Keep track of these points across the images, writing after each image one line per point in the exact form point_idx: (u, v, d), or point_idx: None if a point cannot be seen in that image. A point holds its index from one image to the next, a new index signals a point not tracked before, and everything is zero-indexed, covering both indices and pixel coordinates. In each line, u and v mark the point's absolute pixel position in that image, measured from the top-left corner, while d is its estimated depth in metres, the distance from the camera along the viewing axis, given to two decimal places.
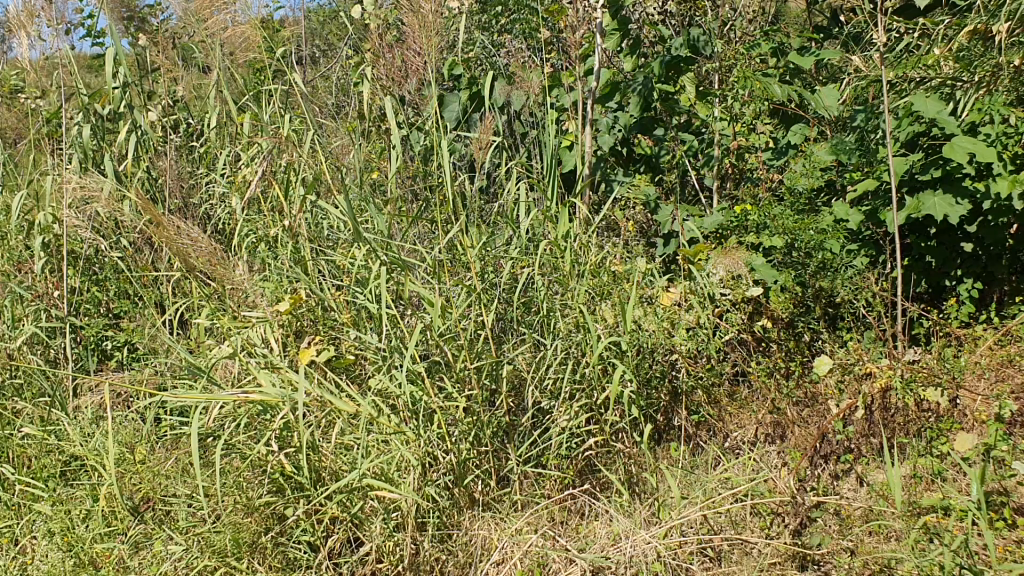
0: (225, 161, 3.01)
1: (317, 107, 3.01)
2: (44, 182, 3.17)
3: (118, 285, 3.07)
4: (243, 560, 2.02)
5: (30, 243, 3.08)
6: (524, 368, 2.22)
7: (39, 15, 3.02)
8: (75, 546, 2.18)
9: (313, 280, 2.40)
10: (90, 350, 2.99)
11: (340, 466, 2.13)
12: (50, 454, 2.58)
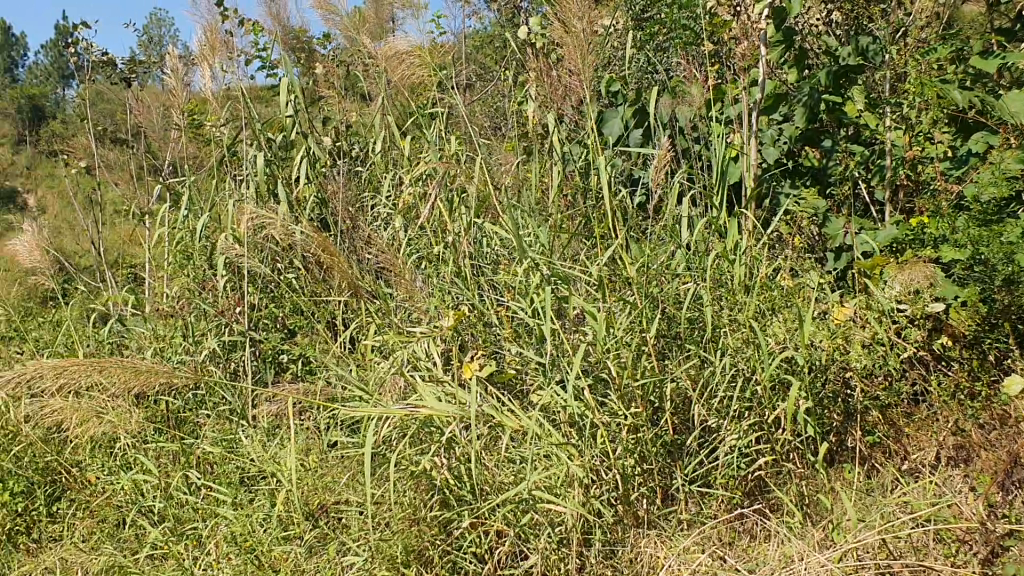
0: (392, 182, 3.13)
1: (480, 128, 3.09)
2: (224, 206, 3.37)
3: (294, 302, 3.23)
4: (412, 567, 2.09)
5: (213, 263, 3.29)
6: (690, 385, 2.18)
7: (219, 51, 3.23)
8: (256, 549, 2.29)
9: (476, 296, 2.44)
10: (268, 363, 3.15)
11: (505, 480, 2.16)
12: (231, 462, 2.73)
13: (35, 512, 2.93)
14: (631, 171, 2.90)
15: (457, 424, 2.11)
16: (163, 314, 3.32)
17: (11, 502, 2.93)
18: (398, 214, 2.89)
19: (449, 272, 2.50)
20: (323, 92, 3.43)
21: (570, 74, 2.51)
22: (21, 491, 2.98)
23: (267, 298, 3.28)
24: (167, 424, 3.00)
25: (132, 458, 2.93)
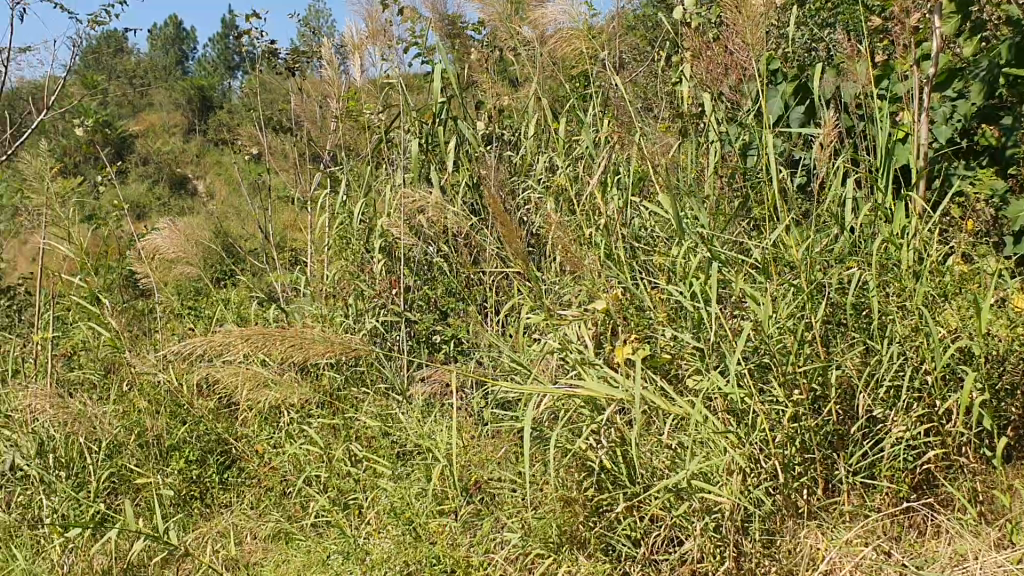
0: (545, 164, 3.13)
1: (635, 109, 3.05)
2: (381, 189, 3.45)
3: (448, 283, 3.30)
4: (566, 548, 2.11)
5: (371, 245, 3.39)
6: (856, 374, 2.09)
7: (376, 37, 3.32)
8: (414, 521, 2.37)
9: (631, 278, 2.41)
10: (422, 343, 3.22)
11: (660, 464, 2.13)
12: (389, 436, 2.83)
13: (208, 479, 3.22)
14: (791, 151, 2.80)
15: (621, 411, 2.00)
16: (325, 294, 3.46)
17: (187, 469, 3.25)
18: (550, 196, 2.89)
19: (603, 251, 2.45)
20: (476, 76, 3.46)
21: (731, 51, 2.43)
22: (196, 459, 3.29)
23: (422, 279, 3.36)
24: (328, 399, 3.14)
25: (297, 430, 3.10)
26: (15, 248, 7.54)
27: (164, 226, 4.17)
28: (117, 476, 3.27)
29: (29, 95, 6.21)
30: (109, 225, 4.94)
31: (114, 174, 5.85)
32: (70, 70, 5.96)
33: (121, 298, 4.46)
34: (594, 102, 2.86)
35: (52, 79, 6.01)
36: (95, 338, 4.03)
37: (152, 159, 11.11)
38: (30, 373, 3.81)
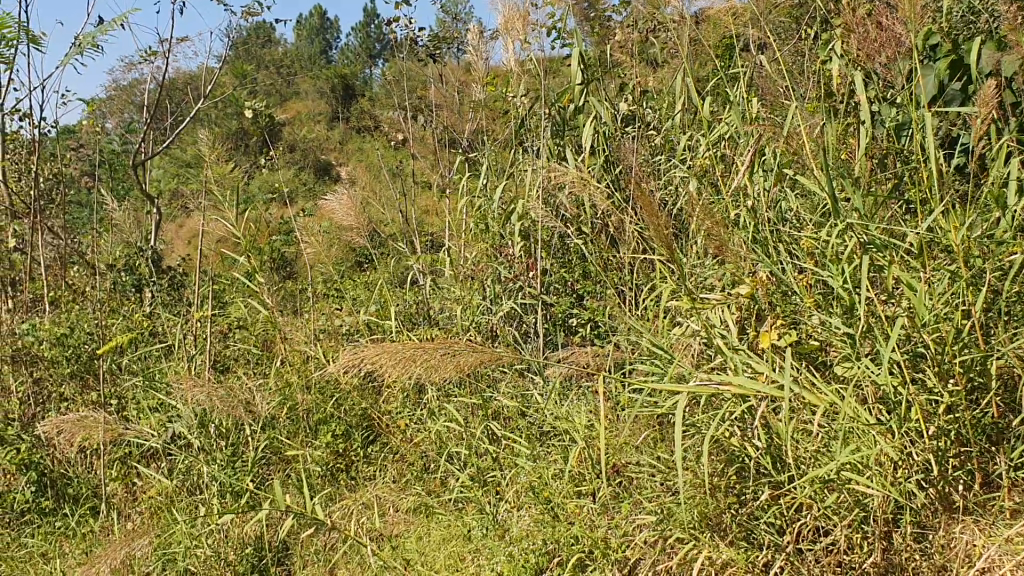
0: (686, 146, 3.08)
1: (780, 89, 2.96)
2: (520, 173, 3.48)
3: (585, 267, 3.30)
4: (706, 532, 2.10)
5: (510, 228, 3.43)
6: (1019, 365, 1.97)
7: (519, 21, 3.33)
8: (552, 500, 2.41)
9: (776, 261, 2.34)
10: (559, 326, 3.24)
11: (804, 453, 2.09)
12: (528, 417, 2.87)
13: (353, 452, 3.45)
14: (950, 129, 2.65)
15: (780, 407, 1.89)
16: (464, 277, 3.52)
17: (334, 442, 3.46)
18: (691, 178, 2.84)
19: (746, 236, 2.38)
20: (617, 57, 3.42)
21: (886, 27, 2.33)
22: (343, 433, 3.52)
23: (560, 262, 3.38)
24: (467, 378, 3.21)
25: (438, 408, 3.20)
26: (178, 231, 8.01)
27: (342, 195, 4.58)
28: (270, 447, 3.48)
29: (188, 85, 6.54)
30: (260, 210, 5.18)
31: (265, 161, 6.12)
32: (225, 60, 6.25)
33: (271, 279, 4.68)
34: (738, 83, 2.79)
35: (208, 70, 6.31)
36: (250, 317, 4.26)
37: (301, 147, 11.56)
38: (191, 349, 4.06)
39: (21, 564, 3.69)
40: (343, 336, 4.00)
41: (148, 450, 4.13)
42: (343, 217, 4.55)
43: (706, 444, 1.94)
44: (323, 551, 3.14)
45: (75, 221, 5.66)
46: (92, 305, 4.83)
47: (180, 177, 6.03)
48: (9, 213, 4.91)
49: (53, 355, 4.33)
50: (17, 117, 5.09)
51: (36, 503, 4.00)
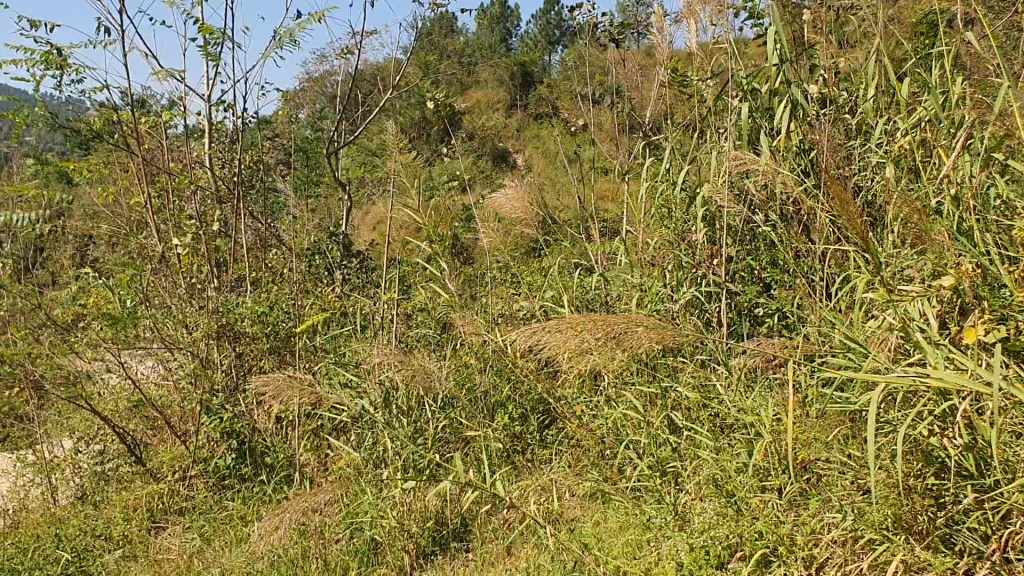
0: (883, 130, 2.91)
1: (992, 67, 2.75)
2: (704, 158, 3.40)
3: (771, 254, 3.19)
4: (901, 536, 1.99)
5: (692, 215, 3.37)
6: None
7: (707, 3, 3.26)
8: (735, 494, 2.36)
9: (983, 250, 2.17)
10: (743, 315, 3.16)
11: (1014, 457, 1.93)
12: (709, 408, 2.83)
13: (530, 435, 3.55)
14: None
15: (984, 402, 1.75)
16: (644, 264, 3.51)
17: (510, 425, 3.57)
18: (886, 164, 2.69)
19: (950, 224, 2.23)
20: (808, 37, 3.27)
21: None
22: (519, 416, 3.62)
23: (744, 250, 3.29)
24: (646, 367, 3.19)
25: (615, 395, 3.20)
26: (366, 217, 8.37)
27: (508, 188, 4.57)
28: (450, 427, 3.60)
29: (376, 76, 6.81)
30: (442, 196, 5.33)
31: (447, 149, 6.28)
32: (411, 52, 6.44)
33: (451, 264, 4.81)
34: (943, 60, 2.62)
35: (395, 61, 6.53)
36: (431, 300, 4.39)
37: (483, 136, 11.79)
38: (376, 330, 4.25)
39: (225, 523, 4.03)
40: (521, 321, 4.06)
41: (337, 424, 4.36)
42: (510, 210, 4.53)
43: (901, 438, 1.83)
44: (501, 530, 3.24)
45: (273, 206, 6.04)
46: (288, 286, 5.16)
47: (368, 165, 6.29)
48: (216, 199, 5.30)
49: (254, 331, 4.65)
50: (222, 108, 5.47)
51: (236, 469, 4.44)
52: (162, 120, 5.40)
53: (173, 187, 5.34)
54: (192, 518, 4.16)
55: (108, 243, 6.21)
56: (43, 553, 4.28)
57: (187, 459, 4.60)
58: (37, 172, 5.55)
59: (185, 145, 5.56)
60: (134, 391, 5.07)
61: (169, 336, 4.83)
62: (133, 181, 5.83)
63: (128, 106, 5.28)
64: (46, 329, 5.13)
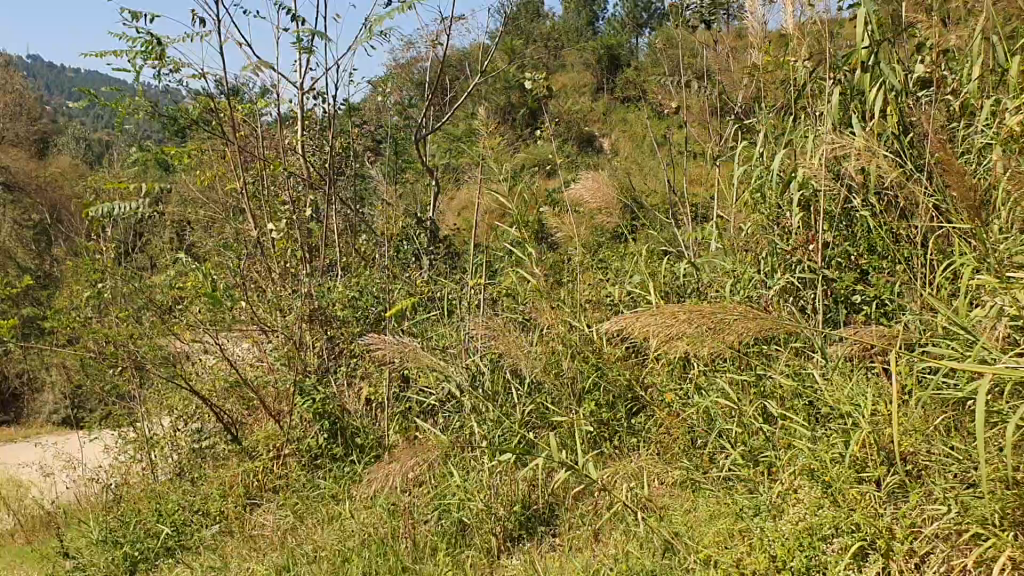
0: (989, 111, 2.79)
1: None
2: (798, 142, 3.32)
3: (869, 240, 3.09)
4: (1008, 532, 1.91)
5: (786, 200, 3.29)
6: None
7: None
8: (832, 485, 2.31)
9: None
10: (840, 303, 3.08)
11: None
12: (804, 397, 2.77)
13: (618, 422, 3.53)
14: None
15: None
16: (737, 250, 3.45)
17: (598, 412, 3.57)
18: (994, 146, 2.57)
19: None
20: (909, 15, 3.15)
21: None
22: (607, 403, 3.61)
23: (841, 235, 3.20)
24: (739, 355, 3.14)
25: (707, 382, 3.17)
26: (452, 203, 8.44)
27: (588, 178, 4.58)
28: (538, 412, 3.60)
29: (463, 62, 6.83)
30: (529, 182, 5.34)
31: (534, 134, 6.27)
32: (498, 37, 6.44)
33: (538, 249, 4.81)
34: None
35: (482, 47, 6.54)
36: (519, 285, 4.40)
37: (569, 121, 11.74)
38: (464, 314, 4.28)
39: (317, 502, 4.16)
40: (608, 307, 4.04)
41: (425, 407, 4.43)
42: (591, 200, 4.54)
43: (1010, 430, 1.75)
44: (588, 516, 3.24)
45: (362, 192, 6.13)
46: (377, 271, 5.24)
47: (454, 151, 6.33)
48: (307, 185, 5.41)
49: (344, 315, 4.74)
50: (313, 96, 5.57)
51: (329, 448, 4.58)
52: (255, 108, 5.54)
53: (265, 173, 5.47)
54: (287, 497, 4.31)
55: (205, 229, 6.41)
56: (145, 526, 4.72)
57: (281, 438, 4.76)
58: (138, 159, 5.76)
59: (277, 132, 5.69)
60: (230, 372, 5.23)
61: (263, 319, 4.96)
62: (228, 167, 6.00)
63: (223, 95, 5.43)
64: (147, 310, 5.33)
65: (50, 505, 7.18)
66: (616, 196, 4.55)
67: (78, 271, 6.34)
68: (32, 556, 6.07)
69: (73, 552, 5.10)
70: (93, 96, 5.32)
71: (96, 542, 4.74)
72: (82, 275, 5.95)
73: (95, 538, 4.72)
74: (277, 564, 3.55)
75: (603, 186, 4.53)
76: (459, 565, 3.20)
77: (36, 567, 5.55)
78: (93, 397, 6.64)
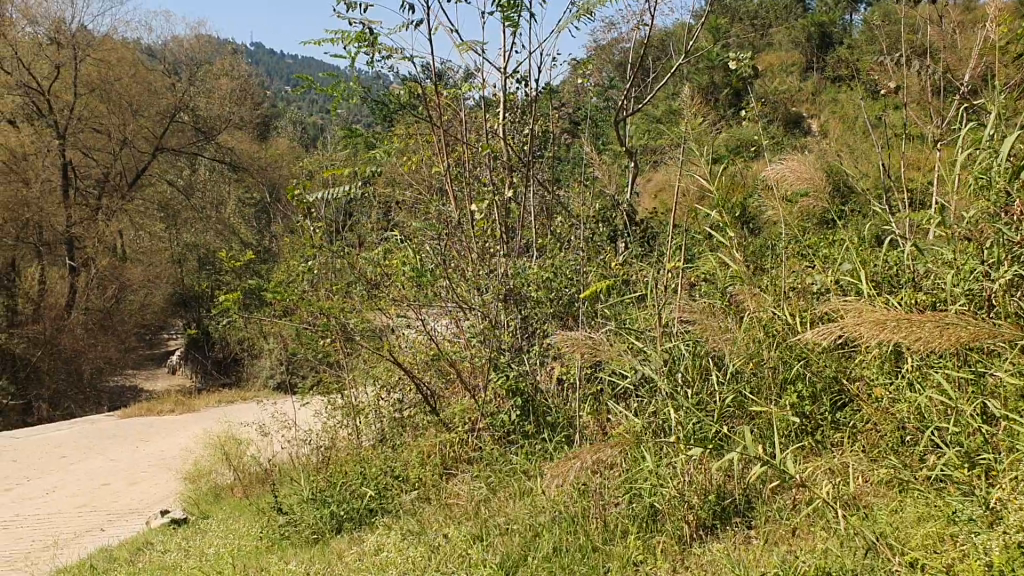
0: None
1: None
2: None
3: None
4: None
5: (1017, 186, 3.04)
6: None
7: None
8: None
9: None
10: None
11: None
12: None
13: (820, 416, 3.44)
14: None
15: None
16: (958, 238, 3.24)
17: (800, 404, 3.46)
18: None
19: None
20: None
21: None
22: (810, 395, 3.50)
23: None
24: (957, 351, 2.97)
25: (920, 378, 3.02)
26: (650, 184, 8.37)
27: (791, 161, 4.38)
28: (735, 401, 3.55)
29: (665, 42, 6.72)
30: (730, 165, 5.22)
31: (737, 116, 6.11)
32: (702, 16, 6.28)
33: (740, 235, 4.71)
34: None
35: (686, 27, 6.41)
36: (718, 270, 4.33)
37: (774, 101, 11.31)
38: (659, 297, 4.26)
39: (509, 475, 4.47)
40: (813, 296, 3.91)
41: (619, 389, 4.46)
42: (795, 182, 4.36)
43: None
44: (785, 511, 3.17)
45: (562, 174, 6.20)
46: (573, 253, 5.28)
47: (654, 133, 6.26)
48: (507, 166, 5.52)
49: (540, 295, 4.82)
50: (516, 79, 5.66)
51: (521, 425, 4.79)
52: (459, 92, 5.70)
53: (467, 155, 5.65)
54: (481, 469, 4.63)
55: (410, 208, 6.69)
56: (351, 487, 5.21)
57: (477, 414, 4.99)
58: (350, 141, 6.07)
59: (480, 116, 5.84)
60: (431, 346, 5.47)
61: (462, 297, 5.14)
62: (433, 149, 6.23)
63: (429, 79, 5.62)
64: (355, 285, 5.63)
65: (266, 461, 7.78)
66: (822, 177, 4.33)
67: (295, 246, 6.78)
68: (250, 509, 6.61)
69: (286, 508, 5.51)
70: (312, 83, 5.68)
71: (309, 500, 5.29)
72: (298, 249, 6.36)
73: (308, 496, 5.27)
74: (472, 534, 3.90)
75: (809, 168, 4.34)
76: (649, 549, 3.37)
77: (254, 519, 6.04)
78: (305, 364, 7.11)
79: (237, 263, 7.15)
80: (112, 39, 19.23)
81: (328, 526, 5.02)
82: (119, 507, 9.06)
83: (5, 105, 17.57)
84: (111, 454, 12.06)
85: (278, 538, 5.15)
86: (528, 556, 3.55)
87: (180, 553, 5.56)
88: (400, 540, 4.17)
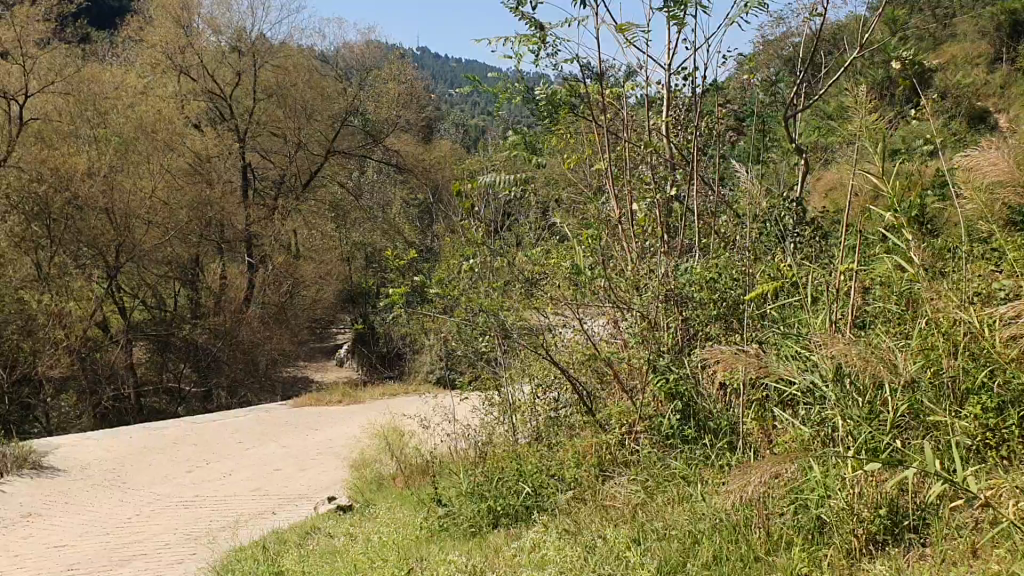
0: None
1: None
2: None
3: None
4: None
5: None
6: None
7: None
8: None
9: None
10: None
11: None
12: None
13: (1005, 429, 3.23)
14: None
15: None
16: None
17: (983, 416, 3.26)
18: None
19: None
20: None
21: None
22: (994, 407, 3.29)
23: None
24: None
25: None
26: (819, 183, 8.08)
27: (983, 155, 4.09)
28: (910, 411, 3.38)
29: (838, 35, 6.46)
30: (907, 162, 4.95)
31: (915, 111, 5.80)
32: (878, 8, 6.00)
33: (919, 236, 4.48)
34: None
35: (860, 19, 6.14)
36: (893, 273, 4.13)
37: (959, 95, 10.65)
38: (828, 301, 4.09)
39: (668, 480, 4.42)
40: (999, 302, 3.66)
41: (784, 396, 4.33)
42: (992, 174, 4.04)
43: None
44: (965, 528, 3.01)
45: (726, 173, 6.07)
46: (737, 254, 5.15)
47: (824, 130, 6.04)
48: (670, 165, 5.45)
49: (701, 297, 4.73)
50: (680, 75, 5.57)
51: (681, 430, 4.69)
52: (622, 90, 5.67)
53: (630, 154, 5.61)
54: (639, 472, 4.59)
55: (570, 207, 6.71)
56: (508, 484, 5.29)
57: (635, 416, 4.94)
58: (512, 141, 6.14)
59: (643, 114, 5.78)
60: (588, 346, 5.47)
61: (621, 298, 5.11)
62: (595, 148, 6.22)
63: (592, 78, 5.62)
64: (514, 284, 5.70)
65: (427, 454, 7.98)
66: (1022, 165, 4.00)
67: (456, 246, 6.91)
68: (410, 500, 6.79)
69: (445, 500, 5.65)
70: (477, 84, 5.78)
71: (467, 494, 5.42)
72: (460, 248, 6.47)
73: (467, 491, 5.40)
74: (629, 536, 3.86)
75: (1002, 161, 4.05)
76: (815, 561, 3.24)
77: (415, 509, 6.21)
78: (464, 361, 7.25)
79: (401, 261, 7.37)
80: (289, 46, 20.23)
81: (485, 520, 5.13)
82: (289, 492, 9.50)
83: (192, 111, 18.83)
84: (282, 442, 12.66)
85: (437, 529, 5.30)
86: (687, 563, 3.50)
87: (346, 538, 5.78)
88: (557, 539, 4.19)
